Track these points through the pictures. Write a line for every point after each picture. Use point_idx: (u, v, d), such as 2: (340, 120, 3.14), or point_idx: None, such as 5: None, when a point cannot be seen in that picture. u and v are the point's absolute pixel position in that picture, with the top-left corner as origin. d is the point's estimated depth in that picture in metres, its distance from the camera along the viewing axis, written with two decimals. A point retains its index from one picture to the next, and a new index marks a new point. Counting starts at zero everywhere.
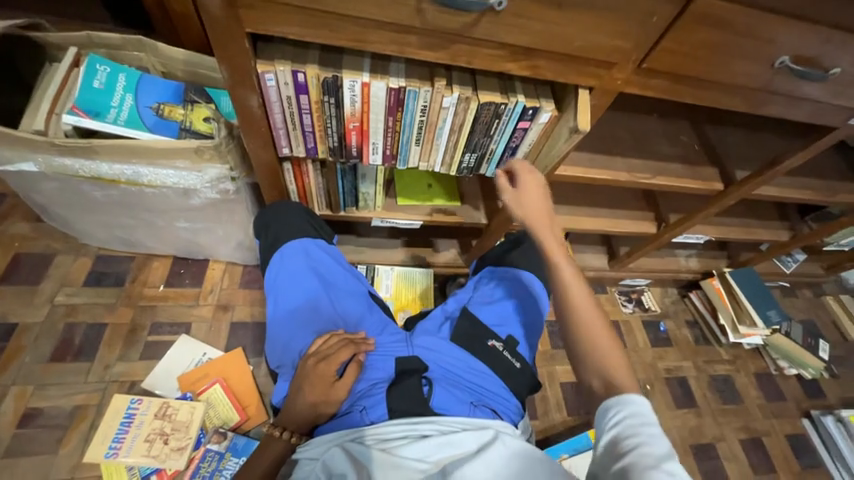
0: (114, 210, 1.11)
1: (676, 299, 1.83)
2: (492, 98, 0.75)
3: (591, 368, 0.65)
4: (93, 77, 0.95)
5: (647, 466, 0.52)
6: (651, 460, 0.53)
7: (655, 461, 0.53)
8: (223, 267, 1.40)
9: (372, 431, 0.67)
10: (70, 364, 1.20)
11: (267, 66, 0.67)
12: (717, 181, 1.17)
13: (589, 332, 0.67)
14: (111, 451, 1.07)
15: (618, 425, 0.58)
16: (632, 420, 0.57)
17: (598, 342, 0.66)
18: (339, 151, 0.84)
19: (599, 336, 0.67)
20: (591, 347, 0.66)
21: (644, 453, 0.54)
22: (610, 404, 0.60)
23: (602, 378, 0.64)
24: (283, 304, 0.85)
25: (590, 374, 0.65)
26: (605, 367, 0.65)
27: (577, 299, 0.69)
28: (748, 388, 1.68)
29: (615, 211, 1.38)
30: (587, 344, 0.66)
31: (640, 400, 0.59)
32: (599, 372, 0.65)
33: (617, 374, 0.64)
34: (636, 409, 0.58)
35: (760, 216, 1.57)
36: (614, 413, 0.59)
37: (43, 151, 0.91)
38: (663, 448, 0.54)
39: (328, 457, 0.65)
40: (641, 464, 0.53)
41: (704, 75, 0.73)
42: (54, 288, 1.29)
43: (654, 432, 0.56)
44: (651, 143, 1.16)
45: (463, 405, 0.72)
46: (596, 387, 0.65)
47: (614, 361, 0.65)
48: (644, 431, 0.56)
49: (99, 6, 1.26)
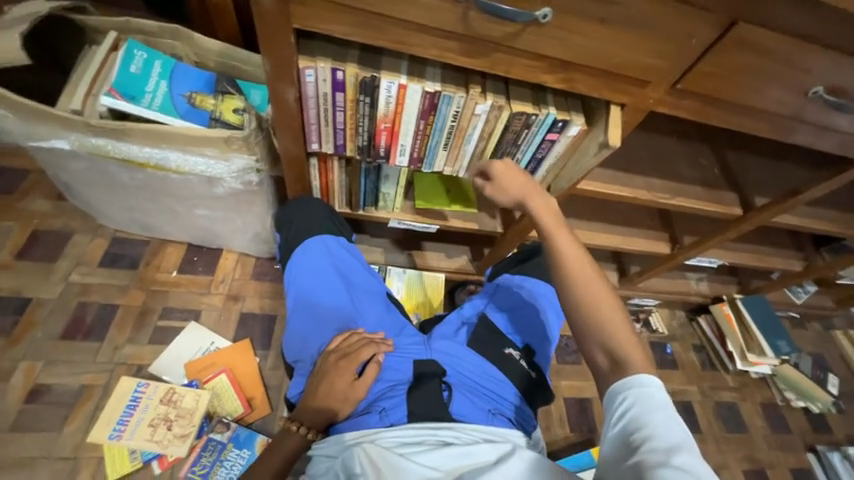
0: (138, 194, 1.13)
1: (684, 322, 1.81)
2: (524, 109, 0.76)
3: (596, 341, 0.64)
4: (130, 62, 0.97)
5: (655, 463, 0.52)
6: (659, 455, 0.53)
7: (664, 457, 0.52)
8: (235, 257, 1.41)
9: (391, 434, 0.66)
10: (79, 343, 1.21)
11: (309, 62, 0.68)
12: (736, 206, 1.17)
13: (593, 305, 0.66)
14: (115, 434, 1.07)
15: (625, 418, 0.57)
16: (640, 412, 0.56)
17: (602, 315, 0.65)
18: (367, 150, 0.85)
19: (603, 309, 0.66)
20: (595, 321, 0.65)
21: (652, 449, 0.53)
22: (617, 394, 0.59)
23: (608, 352, 0.63)
24: (303, 300, 0.85)
25: (595, 348, 0.65)
26: (611, 341, 0.63)
27: (578, 274, 0.68)
28: (753, 417, 1.66)
29: (630, 229, 1.38)
30: (590, 318, 0.66)
31: (646, 388, 0.57)
32: (604, 345, 0.64)
33: (623, 348, 0.63)
34: (643, 399, 0.57)
35: (775, 244, 1.56)
36: (621, 405, 0.58)
37: (78, 130, 0.93)
38: (672, 440, 0.54)
39: (345, 456, 0.64)
40: (650, 461, 0.52)
41: (737, 99, 0.74)
42: (69, 267, 1.30)
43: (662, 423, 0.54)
44: (672, 164, 1.16)
45: (481, 412, 0.73)
46: (601, 363, 0.64)
47: (620, 334, 0.63)
48: (652, 424, 0.55)
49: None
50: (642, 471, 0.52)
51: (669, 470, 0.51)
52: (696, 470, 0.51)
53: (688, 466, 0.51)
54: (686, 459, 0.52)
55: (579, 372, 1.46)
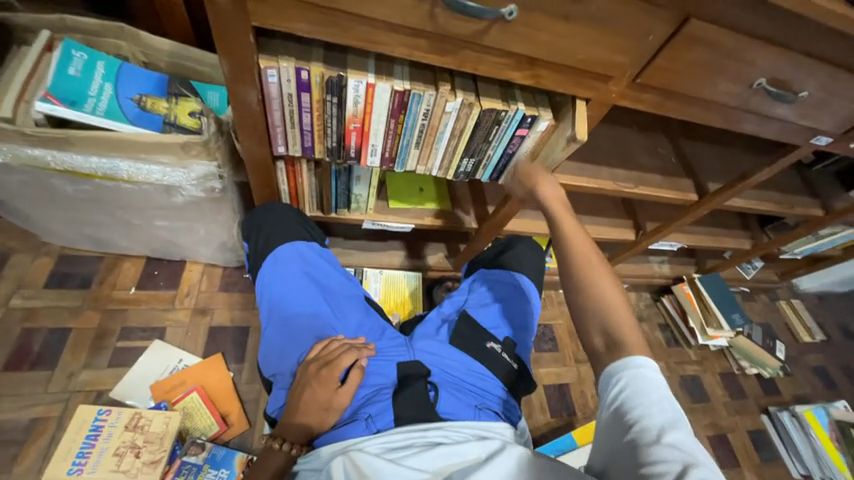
0: (86, 207, 1.04)
1: (649, 303, 1.91)
2: (494, 106, 0.76)
3: (594, 323, 0.68)
4: (67, 64, 0.89)
5: (649, 442, 0.55)
6: (653, 434, 0.56)
7: (657, 435, 0.55)
8: (201, 268, 1.33)
9: (379, 439, 0.65)
10: (27, 374, 1.10)
11: (270, 62, 0.65)
12: (692, 191, 1.24)
13: (594, 290, 0.70)
14: (75, 468, 0.98)
15: (619, 400, 0.60)
16: (633, 394, 0.59)
17: (603, 300, 0.69)
18: (336, 152, 0.83)
19: (605, 295, 0.69)
20: (596, 305, 0.69)
21: (646, 428, 0.57)
22: (611, 378, 0.62)
23: (604, 333, 0.67)
24: (279, 310, 0.82)
25: (593, 329, 0.68)
26: (609, 323, 0.67)
27: (584, 261, 0.73)
28: (714, 387, 1.79)
29: (597, 218, 1.44)
30: (591, 301, 0.69)
31: (640, 371, 0.61)
32: (603, 327, 0.67)
33: (621, 331, 0.66)
34: (638, 381, 0.60)
35: (726, 226, 1.67)
36: (615, 388, 0.61)
37: (11, 140, 0.84)
38: (665, 419, 0.57)
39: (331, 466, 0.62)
40: (645, 439, 0.56)
41: (691, 92, 0.78)
42: (9, 290, 1.18)
43: (654, 404, 0.58)
44: (633, 155, 1.22)
45: (468, 408, 0.74)
46: (598, 345, 0.67)
47: (619, 318, 0.67)
48: (645, 405, 0.58)
49: None
50: (638, 450, 0.56)
51: (662, 448, 0.54)
52: (687, 445, 0.54)
53: (680, 443, 0.54)
54: (678, 436, 0.55)
55: (557, 359, 1.51)
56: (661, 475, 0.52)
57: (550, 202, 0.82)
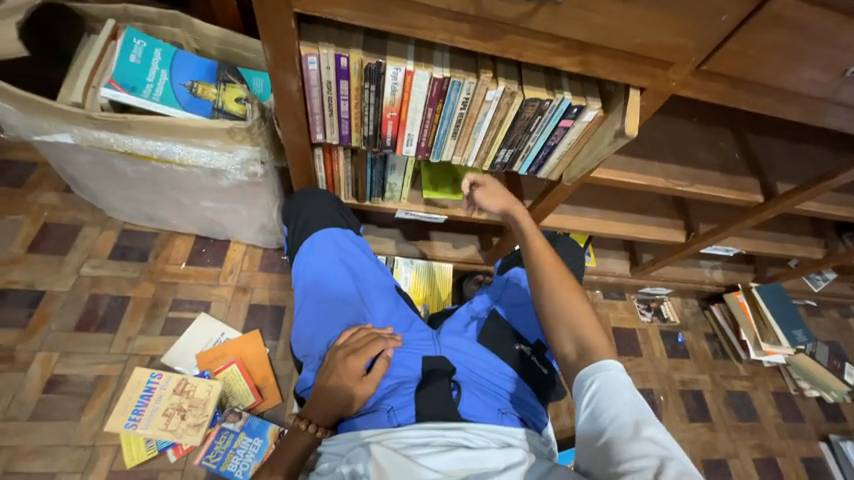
0: (144, 186, 1.11)
1: (696, 310, 1.78)
2: (538, 95, 0.72)
3: (562, 332, 0.70)
4: (129, 51, 0.94)
5: (626, 438, 0.55)
6: (628, 432, 0.55)
7: (632, 432, 0.55)
8: (243, 248, 1.41)
9: (399, 434, 0.65)
10: (93, 335, 1.23)
11: (311, 49, 0.65)
12: (756, 192, 1.12)
13: (560, 300, 0.72)
14: (131, 422, 1.10)
15: (595, 402, 0.59)
16: (606, 395, 0.59)
17: (566, 310, 0.71)
18: (372, 140, 0.83)
19: (568, 305, 0.71)
20: (561, 315, 0.70)
21: (622, 425, 0.56)
22: (586, 380, 0.62)
23: (573, 340, 0.68)
24: (311, 295, 0.84)
25: (562, 339, 0.69)
26: (577, 331, 0.68)
27: (548, 273, 0.75)
28: (765, 406, 1.64)
29: (644, 217, 1.34)
30: (556, 312, 0.71)
31: (611, 373, 0.61)
32: (572, 336, 0.68)
33: (587, 336, 0.67)
34: (611, 381, 0.60)
35: (796, 232, 1.50)
36: (590, 389, 0.61)
37: (80, 123, 0.90)
38: (638, 416, 0.57)
39: (351, 455, 0.64)
40: (622, 437, 0.55)
41: (766, 81, 0.69)
42: (80, 260, 1.31)
43: (627, 403, 0.58)
44: (689, 149, 1.11)
45: (491, 411, 0.72)
46: (570, 352, 0.68)
47: (584, 323, 0.68)
48: (620, 403, 0.58)
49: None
50: (615, 450, 0.55)
51: (640, 443, 0.54)
52: (663, 440, 0.54)
53: (656, 439, 0.54)
54: (652, 432, 0.55)
55: None
56: (639, 470, 0.51)
57: (520, 216, 0.88)
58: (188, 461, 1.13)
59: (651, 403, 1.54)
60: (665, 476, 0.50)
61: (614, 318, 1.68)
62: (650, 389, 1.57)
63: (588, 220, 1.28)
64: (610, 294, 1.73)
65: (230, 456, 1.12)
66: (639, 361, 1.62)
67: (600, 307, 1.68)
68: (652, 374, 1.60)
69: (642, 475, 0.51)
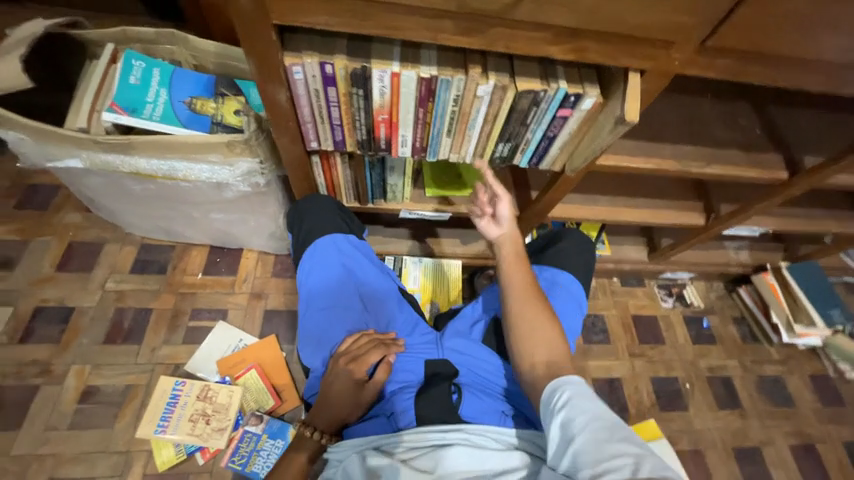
0: (154, 203, 1.15)
1: (722, 294, 1.71)
2: (531, 86, 0.69)
3: (531, 348, 0.73)
4: (128, 73, 0.97)
5: (601, 440, 0.57)
6: (603, 434, 0.57)
7: (607, 434, 0.57)
8: (256, 256, 1.44)
9: (396, 438, 0.66)
10: (121, 346, 1.29)
11: (294, 59, 0.64)
12: (780, 168, 1.05)
13: (530, 327, 0.74)
14: (160, 428, 1.15)
15: (568, 406, 0.61)
16: (578, 402, 0.61)
17: (536, 326, 0.74)
18: (367, 144, 0.82)
19: (539, 321, 0.74)
20: (532, 332, 0.73)
21: (597, 428, 0.58)
22: (557, 388, 0.64)
23: (541, 355, 0.72)
24: (314, 302, 0.85)
25: (531, 354, 0.72)
26: (543, 358, 0.71)
27: (519, 300, 0.77)
28: (801, 391, 1.56)
29: (659, 201, 1.29)
30: (526, 328, 0.74)
31: (578, 384, 0.64)
32: (537, 362, 0.71)
33: (554, 363, 0.70)
34: (579, 390, 0.63)
35: (829, 206, 1.40)
36: (562, 396, 0.63)
37: (86, 147, 0.93)
38: (609, 420, 0.60)
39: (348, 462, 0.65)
40: (597, 438, 0.57)
41: (781, 52, 0.64)
42: (105, 275, 1.38)
43: (597, 408, 0.60)
44: (704, 127, 1.05)
45: (494, 414, 0.72)
46: (541, 368, 0.71)
47: (551, 351, 0.72)
48: (592, 407, 0.60)
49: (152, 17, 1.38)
50: (592, 451, 0.56)
51: (615, 443, 0.56)
52: (635, 441, 0.57)
53: (628, 440, 0.57)
54: (624, 434, 0.58)
55: (608, 352, 1.53)
56: (618, 468, 0.53)
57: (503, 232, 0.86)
58: (215, 464, 1.17)
59: (676, 392, 1.49)
60: (642, 471, 0.52)
61: (634, 306, 1.62)
62: (674, 378, 1.52)
63: (600, 207, 1.24)
64: (628, 281, 1.67)
65: (254, 458, 1.16)
66: (662, 349, 1.56)
67: (619, 296, 1.63)
68: (676, 362, 1.54)
69: (621, 472, 0.52)
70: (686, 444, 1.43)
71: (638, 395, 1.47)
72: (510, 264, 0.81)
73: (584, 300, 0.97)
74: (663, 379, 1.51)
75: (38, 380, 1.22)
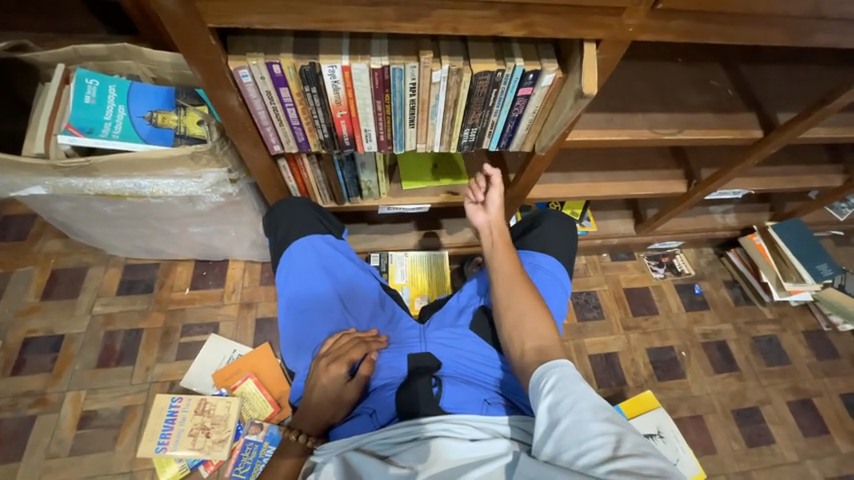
0: (129, 222, 1.14)
1: (712, 259, 1.71)
2: (486, 67, 0.68)
3: (522, 335, 0.73)
4: (83, 93, 0.95)
5: (587, 420, 0.57)
6: (589, 414, 0.58)
7: (592, 413, 0.58)
8: (242, 265, 1.43)
9: (376, 436, 0.66)
10: (114, 369, 1.29)
11: (239, 62, 0.63)
12: (754, 128, 1.04)
13: (519, 309, 0.75)
14: (161, 446, 1.16)
15: (555, 390, 0.61)
16: (564, 385, 0.61)
17: (524, 312, 0.75)
18: (331, 143, 0.81)
19: (527, 307, 0.75)
20: (521, 318, 0.74)
21: (583, 409, 0.58)
22: (544, 373, 0.64)
23: (531, 341, 0.71)
24: (294, 306, 0.84)
25: (521, 340, 0.72)
26: (535, 337, 0.71)
27: (509, 283, 0.79)
28: (795, 347, 1.58)
29: (639, 173, 1.28)
30: (513, 314, 0.75)
31: (565, 367, 0.64)
32: (529, 342, 0.71)
33: (546, 341, 0.71)
34: (566, 373, 0.62)
35: (810, 161, 1.40)
36: (549, 380, 0.62)
37: (48, 173, 0.91)
38: (594, 399, 0.59)
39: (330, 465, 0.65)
40: (583, 419, 0.57)
41: (734, 9, 0.62)
42: (91, 300, 1.36)
43: (583, 389, 0.60)
44: (675, 93, 1.04)
45: (477, 403, 0.72)
46: (528, 352, 0.70)
47: (542, 330, 0.72)
48: (579, 389, 0.60)
49: (109, 33, 1.35)
50: (578, 432, 0.56)
51: (599, 422, 0.57)
52: (617, 418, 0.58)
53: (611, 417, 0.58)
54: (608, 412, 0.58)
55: (602, 328, 1.53)
56: (601, 447, 0.54)
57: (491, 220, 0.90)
58: (219, 475, 1.18)
59: (672, 360, 1.50)
60: (623, 449, 0.54)
61: (625, 279, 1.63)
62: (670, 347, 1.53)
63: (580, 184, 1.23)
64: (618, 255, 1.67)
65: (258, 466, 1.17)
66: (656, 319, 1.57)
67: (609, 271, 1.63)
68: (670, 331, 1.55)
69: (604, 452, 0.54)
70: (686, 411, 1.44)
71: (635, 367, 1.48)
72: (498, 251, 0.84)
73: (568, 281, 0.97)
74: (658, 349, 1.52)
75: (33, 411, 1.22)
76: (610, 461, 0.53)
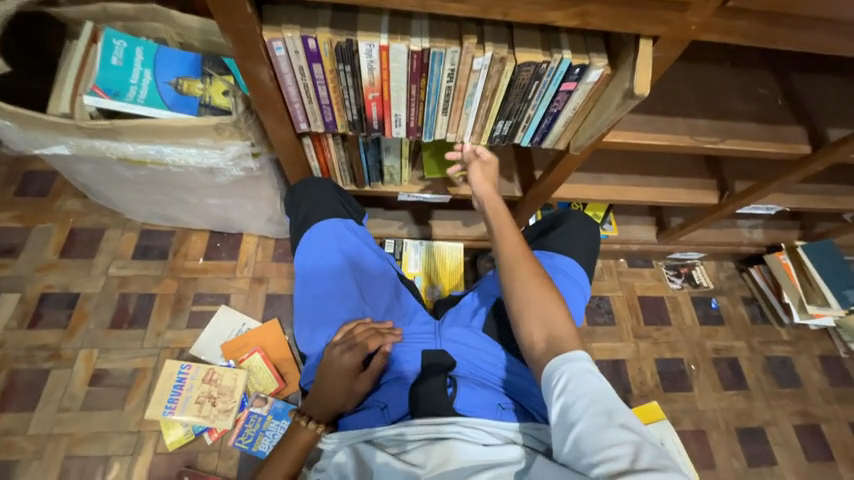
0: (149, 188, 1.13)
1: (733, 274, 1.66)
2: (532, 58, 0.63)
3: (530, 323, 0.69)
4: (111, 54, 0.93)
5: (601, 428, 0.55)
6: (603, 420, 0.56)
7: (606, 420, 0.56)
8: (256, 240, 1.43)
9: (388, 432, 0.66)
10: (127, 331, 1.31)
11: (274, 33, 0.60)
12: (803, 142, 0.98)
13: (527, 294, 0.72)
14: (168, 410, 1.19)
15: (566, 393, 0.59)
16: (577, 387, 0.58)
17: (534, 298, 0.71)
18: (359, 124, 0.78)
19: (535, 294, 0.71)
20: (528, 306, 0.70)
21: (596, 415, 0.56)
22: (554, 373, 0.61)
23: (541, 331, 0.68)
24: (310, 290, 0.83)
25: (531, 330, 0.68)
26: (545, 325, 0.68)
27: (516, 266, 0.76)
28: (809, 371, 1.54)
29: (670, 179, 1.22)
30: (522, 299, 0.72)
31: (578, 366, 0.61)
32: (538, 329, 0.68)
33: (557, 329, 0.67)
34: (578, 374, 0.60)
35: (853, 181, 1.32)
36: (560, 381, 0.60)
37: (71, 133, 0.90)
38: (609, 404, 0.57)
39: (341, 456, 0.66)
40: (596, 425, 0.55)
41: (811, 12, 0.57)
42: (107, 261, 1.38)
43: (596, 393, 0.58)
44: (721, 99, 0.98)
45: (491, 407, 0.71)
46: (538, 342, 0.67)
47: (553, 317, 0.68)
48: (592, 391, 0.58)
49: None
50: (591, 438, 0.55)
51: (614, 431, 0.55)
52: (634, 426, 0.56)
53: (627, 424, 0.56)
54: (623, 419, 0.56)
55: (612, 334, 1.51)
56: (616, 457, 0.53)
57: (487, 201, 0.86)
58: (222, 443, 1.21)
59: (680, 373, 1.48)
60: (640, 461, 0.52)
61: (641, 287, 1.59)
62: (679, 359, 1.50)
63: (607, 187, 1.18)
64: (636, 262, 1.63)
65: (261, 438, 1.19)
66: (668, 331, 1.54)
67: (625, 277, 1.60)
68: (682, 344, 1.52)
69: (619, 463, 0.52)
70: (689, 424, 1.43)
71: (641, 376, 1.47)
72: (502, 236, 0.81)
73: (587, 286, 0.94)
74: (667, 360, 1.50)
75: (48, 364, 1.26)
76: (626, 473, 0.51)
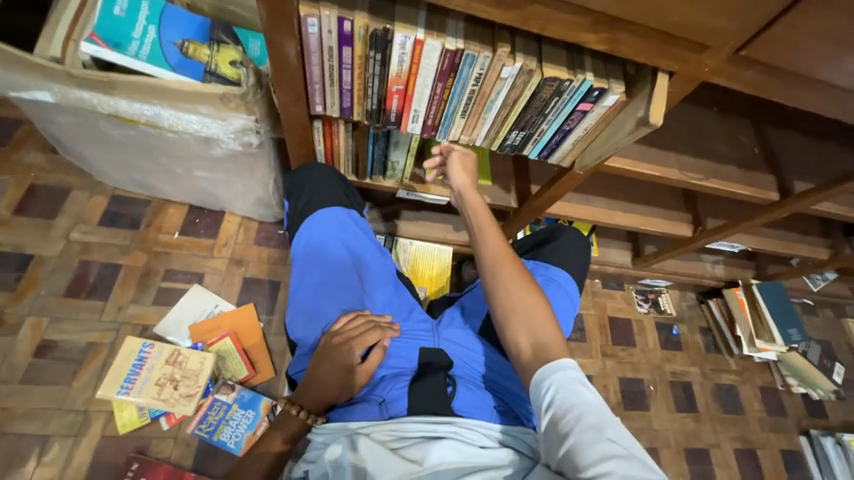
0: (134, 152, 1.07)
1: (693, 304, 1.77)
2: (558, 74, 0.66)
3: (514, 328, 0.70)
4: (113, 2, 0.86)
5: (591, 441, 0.56)
6: (592, 433, 0.57)
7: (596, 434, 0.57)
8: (238, 220, 1.37)
9: (387, 429, 0.66)
10: (83, 301, 1.21)
11: (311, 9, 0.58)
12: (773, 190, 1.07)
13: (511, 296, 0.73)
14: (123, 390, 1.09)
15: (555, 406, 0.60)
16: (565, 400, 0.60)
17: (517, 301, 0.72)
18: (376, 116, 0.77)
19: (517, 296, 0.73)
20: (510, 309, 0.72)
21: (586, 428, 0.57)
22: (543, 384, 0.63)
23: (525, 336, 0.69)
24: (308, 278, 0.82)
25: (516, 336, 0.70)
26: (530, 327, 0.69)
27: (498, 264, 0.77)
28: (751, 400, 1.67)
29: (652, 209, 1.30)
30: (505, 302, 0.73)
31: (567, 378, 0.62)
32: (523, 332, 0.69)
33: (542, 332, 0.69)
34: (567, 387, 0.61)
35: (804, 230, 1.46)
36: (548, 394, 0.61)
37: (59, 80, 0.84)
38: (598, 418, 0.59)
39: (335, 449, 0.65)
40: (585, 438, 0.57)
41: (807, 71, 0.63)
42: (69, 224, 1.27)
43: (584, 406, 0.59)
44: (708, 141, 1.06)
45: (486, 408, 0.72)
46: (524, 349, 0.68)
47: (537, 318, 0.70)
48: (581, 404, 0.59)
49: None
50: (581, 452, 0.56)
51: (604, 444, 0.56)
52: (622, 440, 0.57)
53: (616, 438, 0.57)
54: (612, 432, 0.57)
55: (582, 350, 1.57)
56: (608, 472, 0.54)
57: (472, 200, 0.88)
58: (179, 430, 1.13)
59: (639, 393, 1.56)
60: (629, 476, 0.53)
61: (611, 308, 1.67)
62: (640, 379, 1.58)
63: (595, 209, 1.24)
64: (609, 283, 1.71)
65: (222, 427, 1.13)
66: (633, 351, 1.62)
67: (598, 297, 1.67)
68: (643, 365, 1.61)
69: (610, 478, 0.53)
70: (644, 441, 1.51)
71: (605, 393, 1.53)
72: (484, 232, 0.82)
73: (577, 298, 0.97)
74: (629, 379, 1.58)
75: None
76: None
